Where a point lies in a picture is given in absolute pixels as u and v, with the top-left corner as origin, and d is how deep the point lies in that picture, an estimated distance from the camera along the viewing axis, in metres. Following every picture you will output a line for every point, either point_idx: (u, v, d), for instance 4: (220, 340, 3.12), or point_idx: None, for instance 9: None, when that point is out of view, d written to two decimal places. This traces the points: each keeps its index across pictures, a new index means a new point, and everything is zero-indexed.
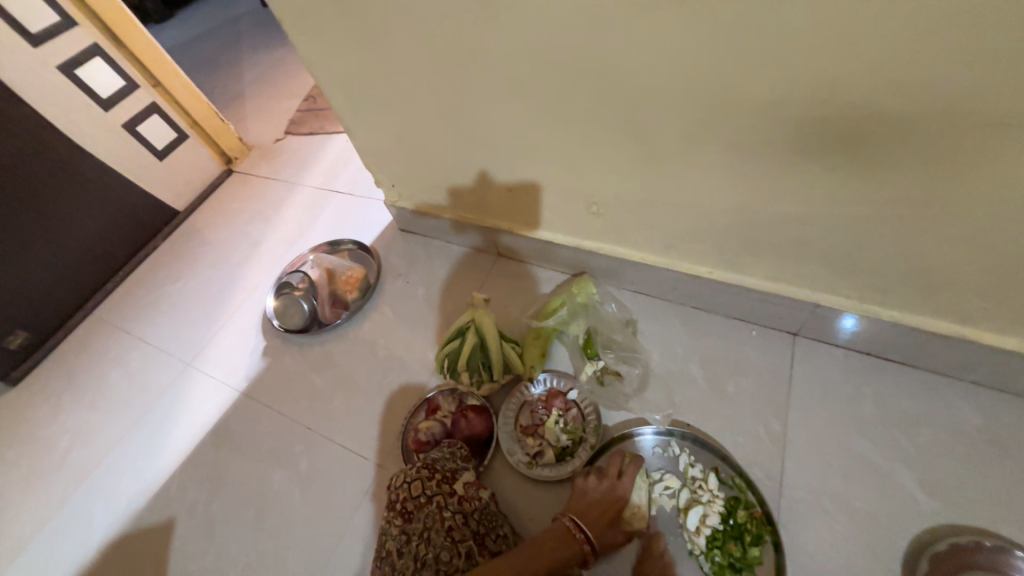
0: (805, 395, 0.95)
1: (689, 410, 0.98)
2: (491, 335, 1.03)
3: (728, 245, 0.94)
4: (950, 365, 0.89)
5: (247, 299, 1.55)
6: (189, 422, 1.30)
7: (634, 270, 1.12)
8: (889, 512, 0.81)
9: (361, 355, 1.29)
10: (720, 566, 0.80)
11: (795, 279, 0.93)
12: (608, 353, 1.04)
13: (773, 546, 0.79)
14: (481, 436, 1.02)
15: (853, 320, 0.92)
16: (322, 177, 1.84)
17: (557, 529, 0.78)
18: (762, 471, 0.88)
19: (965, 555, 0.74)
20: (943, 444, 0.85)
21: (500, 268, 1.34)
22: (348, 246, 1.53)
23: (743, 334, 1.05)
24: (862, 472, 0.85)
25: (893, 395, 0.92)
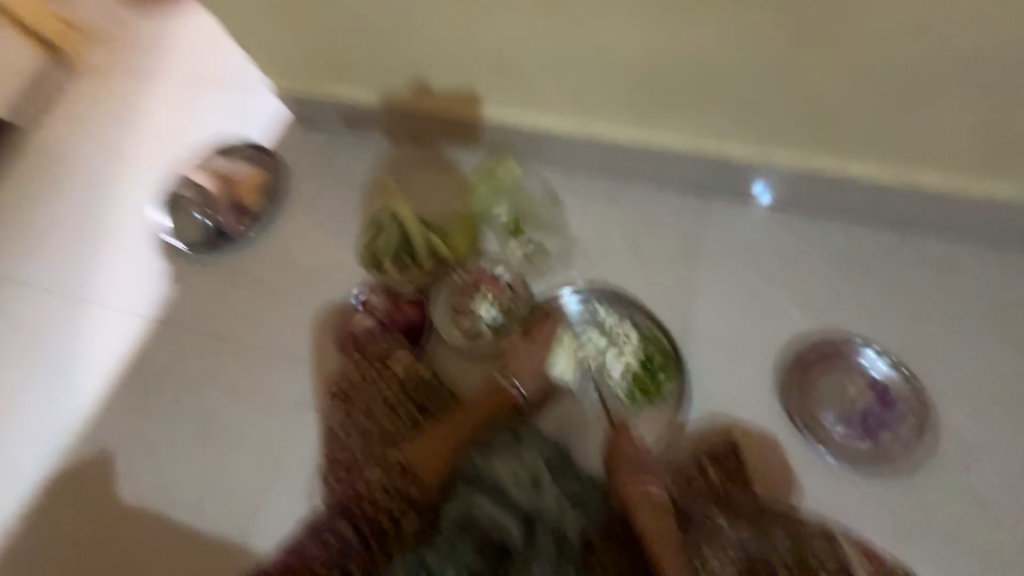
0: (712, 245, 1.03)
1: (609, 271, 1.04)
2: (411, 222, 1.01)
3: (643, 101, 0.92)
4: (832, 202, 0.99)
5: (131, 220, 1.34)
6: (98, 356, 1.19)
7: (554, 141, 1.08)
8: (772, 330, 0.95)
9: (279, 262, 1.21)
10: (636, 396, 0.90)
11: (703, 130, 0.94)
12: (531, 228, 1.07)
13: (677, 375, 0.92)
14: (416, 323, 1.03)
15: (763, 186, 1.01)
16: (188, 65, 1.51)
17: (488, 388, 0.88)
18: (672, 314, 0.99)
19: (824, 349, 0.92)
20: (819, 271, 0.99)
21: (417, 154, 1.25)
22: (237, 146, 1.32)
23: (658, 195, 1.09)
24: (753, 302, 0.98)
25: (784, 235, 1.02)
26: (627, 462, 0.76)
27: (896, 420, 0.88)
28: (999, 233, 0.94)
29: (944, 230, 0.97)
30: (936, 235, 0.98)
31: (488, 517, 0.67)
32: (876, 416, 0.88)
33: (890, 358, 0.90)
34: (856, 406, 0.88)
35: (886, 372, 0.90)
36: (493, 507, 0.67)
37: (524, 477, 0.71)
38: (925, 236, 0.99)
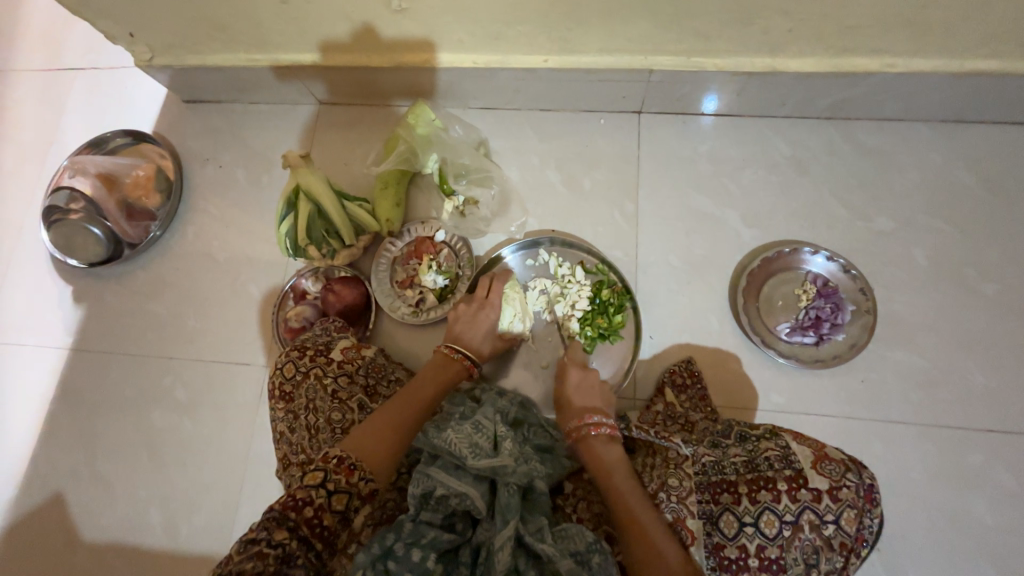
0: (652, 170, 0.98)
1: (551, 216, 0.98)
2: (323, 196, 0.89)
3: (552, 18, 0.82)
4: (767, 104, 0.94)
5: (17, 244, 1.18)
6: (21, 399, 1.08)
7: (470, 80, 0.97)
8: (722, 250, 0.93)
9: (199, 264, 1.10)
10: (593, 339, 0.88)
11: (625, 44, 0.85)
12: (462, 182, 0.96)
13: (632, 311, 0.89)
14: (356, 304, 0.95)
15: (714, 101, 0.95)
16: (40, 52, 1.29)
17: (438, 359, 0.82)
18: (620, 250, 0.95)
19: (772, 262, 0.90)
20: (761, 180, 0.95)
21: (327, 119, 1.11)
22: (120, 140, 1.17)
23: (593, 125, 1.01)
24: (701, 224, 0.95)
25: (724, 148, 0.97)
26: (572, 398, 0.80)
27: (846, 322, 0.85)
28: (936, 111, 0.91)
29: (882, 116, 0.94)
30: (875, 122, 0.95)
31: (446, 488, 0.63)
32: (827, 321, 0.84)
33: (839, 261, 0.87)
34: (806, 314, 0.85)
35: (833, 270, 0.88)
36: (449, 478, 0.63)
37: (481, 441, 0.66)
38: (863, 126, 0.95)
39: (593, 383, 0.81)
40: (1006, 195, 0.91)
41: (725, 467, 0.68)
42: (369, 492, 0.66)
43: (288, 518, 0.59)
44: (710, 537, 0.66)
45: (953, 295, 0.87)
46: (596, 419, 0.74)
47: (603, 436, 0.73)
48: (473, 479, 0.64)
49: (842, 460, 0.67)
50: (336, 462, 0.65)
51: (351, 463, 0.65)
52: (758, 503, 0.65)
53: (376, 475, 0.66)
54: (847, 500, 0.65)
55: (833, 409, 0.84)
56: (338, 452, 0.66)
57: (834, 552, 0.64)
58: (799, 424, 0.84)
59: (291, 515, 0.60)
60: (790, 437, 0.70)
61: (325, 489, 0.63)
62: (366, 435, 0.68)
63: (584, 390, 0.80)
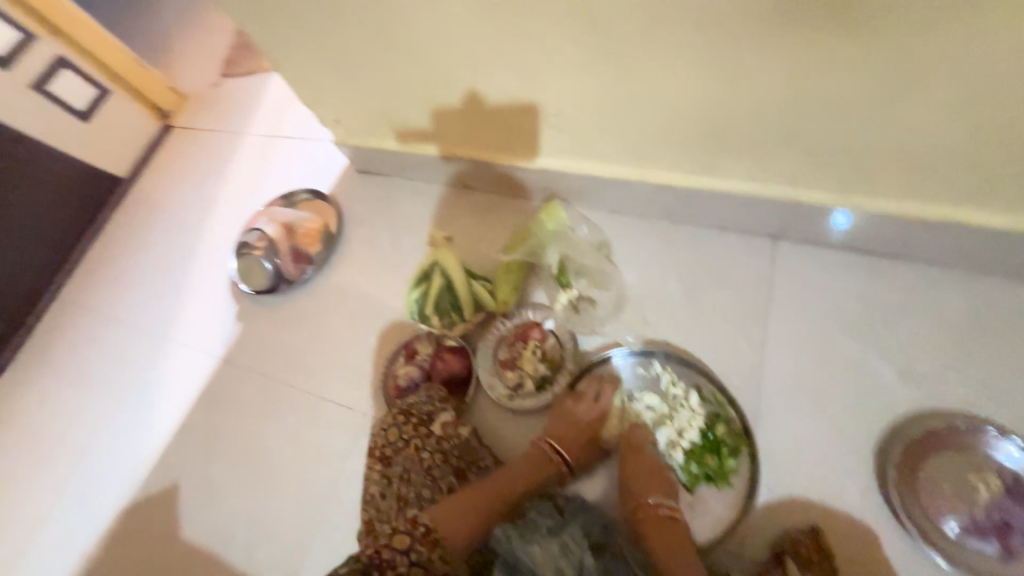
0: (784, 300, 0.92)
1: (667, 327, 0.95)
2: (457, 274, 1.00)
3: (699, 146, 0.85)
4: (937, 252, 0.85)
5: (210, 264, 1.47)
6: (175, 392, 1.29)
7: (606, 187, 1.03)
8: (868, 405, 0.82)
9: (335, 308, 1.25)
10: (696, 477, 0.82)
11: (775, 176, 0.85)
12: (580, 280, 1.00)
13: (749, 458, 0.81)
14: (460, 375, 1.01)
15: (845, 214, 0.85)
16: (268, 121, 1.66)
17: (532, 454, 0.80)
18: (740, 379, 0.88)
19: (939, 434, 0.76)
20: (920, 333, 0.84)
21: (467, 202, 1.25)
22: (304, 196, 1.43)
23: (722, 243, 0.99)
24: (842, 370, 0.85)
25: (877, 289, 0.88)
26: (630, 477, 0.80)
27: None
28: None
29: None
30: None
31: None
32: (1018, 529, 0.70)
33: None
34: (987, 515, 0.71)
35: None
36: None
37: (566, 567, 0.64)
38: None
39: (651, 470, 0.79)
40: None
41: None
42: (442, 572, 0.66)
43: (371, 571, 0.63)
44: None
45: None
46: (653, 499, 0.77)
47: (665, 519, 0.75)
48: None
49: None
50: (423, 531, 0.67)
51: (435, 536, 0.67)
52: None
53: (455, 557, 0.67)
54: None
55: None
56: (425, 519, 0.68)
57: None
58: None
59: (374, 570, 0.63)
60: None
61: (409, 557, 0.65)
62: (454, 514, 0.69)
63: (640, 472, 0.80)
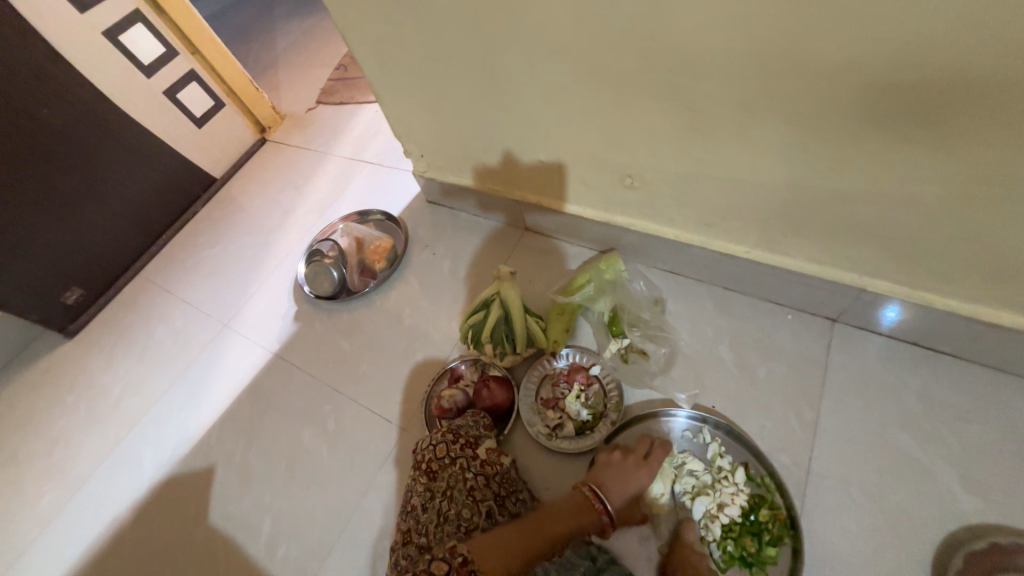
0: (842, 384, 0.91)
1: (716, 392, 0.96)
2: (516, 308, 1.03)
3: (769, 223, 0.90)
4: (1006, 360, 0.84)
5: (280, 265, 1.59)
6: (227, 379, 1.36)
7: (667, 248, 1.08)
8: (926, 506, 0.79)
9: (388, 323, 1.32)
10: (731, 557, 0.79)
11: (841, 262, 0.88)
12: (635, 331, 1.03)
13: (791, 551, 0.78)
14: (503, 407, 1.02)
15: (895, 309, 0.88)
16: (353, 146, 1.84)
17: (572, 501, 0.81)
18: (788, 457, 0.87)
19: (1010, 554, 0.69)
20: (989, 442, 0.81)
21: (527, 242, 1.33)
22: (377, 217, 1.55)
23: (777, 318, 1.01)
24: (899, 465, 0.82)
25: (940, 388, 0.87)
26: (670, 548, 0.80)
27: None
28: None
29: None
30: None
31: None
32: None
33: None
34: None
35: None
36: None
37: None
38: None
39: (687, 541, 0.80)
40: None
41: None
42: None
43: None
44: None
45: None
46: None
47: None
48: None
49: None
50: (460, 560, 0.67)
51: (471, 567, 0.67)
52: None
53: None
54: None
55: None
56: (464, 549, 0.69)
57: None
58: None
59: None
60: None
61: None
62: (492, 548, 0.70)
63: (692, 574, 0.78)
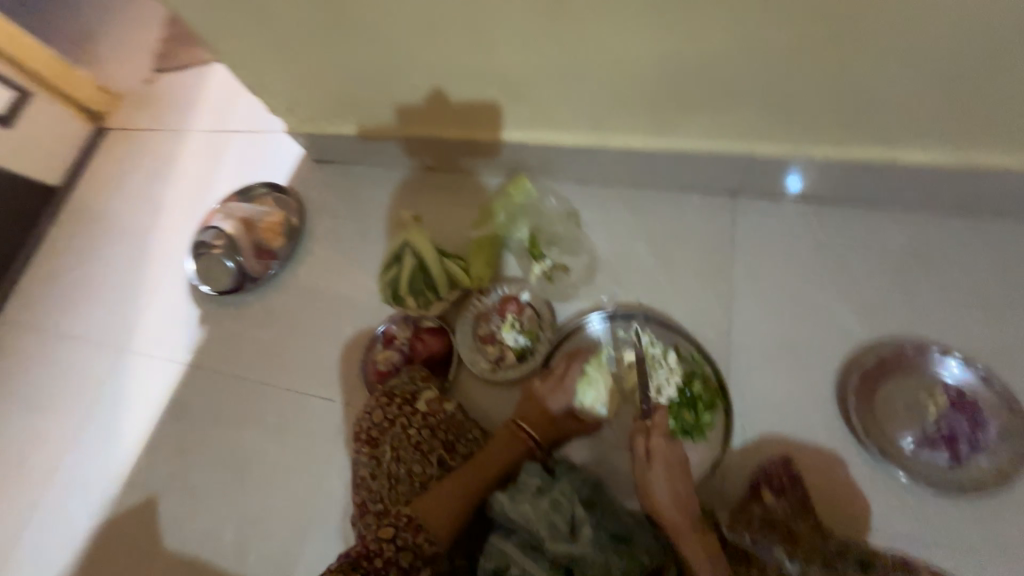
0: (749, 252, 0.96)
1: (640, 288, 0.98)
2: (430, 254, 0.97)
3: (655, 105, 0.88)
4: (878, 193, 0.90)
5: (165, 269, 1.40)
6: (141, 405, 1.23)
7: (570, 156, 1.05)
8: (829, 339, 0.86)
9: (305, 302, 1.22)
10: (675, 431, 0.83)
11: (727, 132, 0.89)
12: (553, 249, 1.01)
13: (724, 412, 0.83)
14: (440, 354, 1.01)
15: (797, 179, 0.93)
16: (212, 116, 1.57)
17: (506, 434, 0.82)
18: (712, 330, 0.92)
19: (890, 361, 0.80)
20: (875, 272, 0.90)
21: (430, 182, 1.24)
22: (262, 190, 1.36)
23: (684, 203, 1.03)
24: (802, 311, 0.90)
25: (828, 233, 0.94)
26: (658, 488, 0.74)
27: (990, 444, 0.73)
28: None
29: (1015, 212, 0.86)
30: (1011, 220, 0.88)
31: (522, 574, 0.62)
32: (965, 439, 0.74)
33: (978, 370, 0.76)
34: (936, 427, 0.75)
35: (971, 380, 0.76)
36: (526, 562, 0.63)
37: (558, 522, 0.65)
38: (987, 220, 0.88)
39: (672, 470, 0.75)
40: None
41: None
42: (431, 556, 0.67)
43: (360, 565, 0.64)
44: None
45: None
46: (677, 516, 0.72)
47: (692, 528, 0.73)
48: (548, 566, 0.63)
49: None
50: (406, 520, 0.68)
51: (418, 524, 0.68)
52: None
53: (445, 542, 0.68)
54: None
55: (974, 543, 0.71)
56: (408, 510, 0.69)
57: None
58: (930, 556, 0.71)
59: (364, 563, 0.64)
60: None
61: (395, 544, 0.66)
62: (434, 501, 0.71)
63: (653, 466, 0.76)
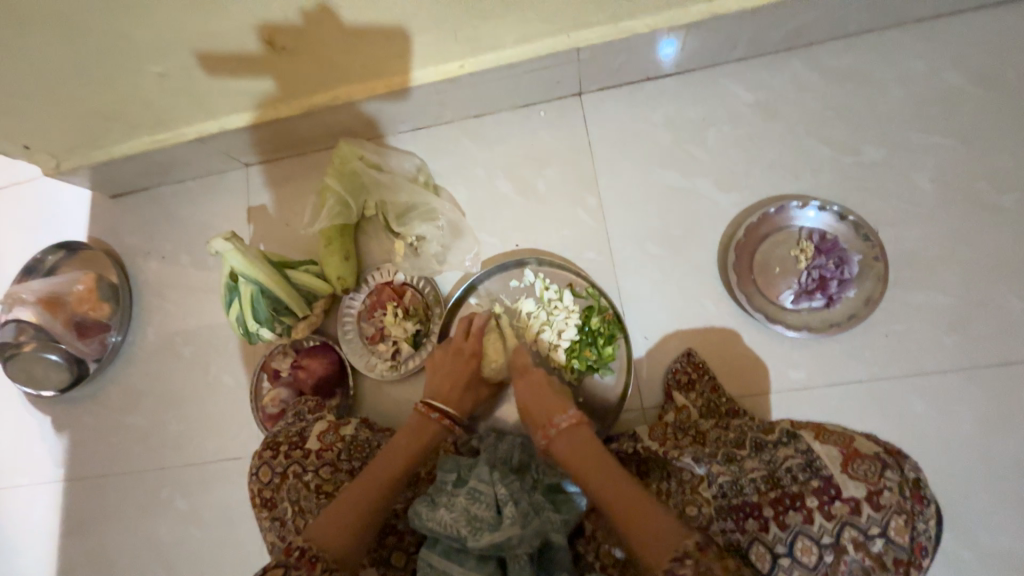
0: (608, 155, 0.89)
1: (513, 229, 0.90)
2: (261, 272, 0.82)
3: (446, 16, 0.74)
4: (715, 51, 0.83)
5: None
6: (26, 544, 1.04)
7: (389, 105, 0.89)
8: (703, 222, 0.84)
9: (168, 365, 1.05)
10: (580, 372, 0.81)
11: (539, 27, 0.77)
12: (405, 220, 0.88)
13: (624, 342, 0.81)
14: (328, 375, 0.87)
15: (670, 45, 0.81)
16: None
17: (414, 420, 0.73)
18: (593, 250, 0.87)
19: (759, 227, 0.80)
20: (727, 138, 0.85)
21: (255, 182, 1.04)
22: (54, 257, 1.09)
23: (532, 120, 0.92)
24: (673, 201, 0.85)
25: (680, 110, 0.87)
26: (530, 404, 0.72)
27: (856, 276, 0.75)
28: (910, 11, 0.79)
29: (848, 32, 0.82)
30: (842, 41, 0.83)
31: None
32: (833, 279, 0.74)
33: (833, 209, 0.77)
34: (809, 276, 0.75)
35: (829, 221, 0.78)
36: (452, 565, 0.59)
37: (480, 512, 0.61)
38: (827, 48, 0.83)
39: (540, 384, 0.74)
40: (1004, 86, 0.79)
41: (744, 487, 0.58)
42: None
43: None
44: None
45: (968, 216, 0.76)
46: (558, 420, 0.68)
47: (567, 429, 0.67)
48: (477, 561, 0.59)
49: (875, 455, 0.58)
50: (298, 554, 0.59)
51: (314, 555, 0.59)
52: (788, 527, 0.55)
53: (347, 564, 0.61)
54: (892, 505, 0.54)
55: (862, 372, 0.75)
56: (300, 541, 0.61)
57: (889, 572, 0.53)
58: (827, 397, 0.76)
59: None
60: (812, 437, 0.60)
61: None
62: (331, 523, 0.62)
63: (531, 390, 0.73)
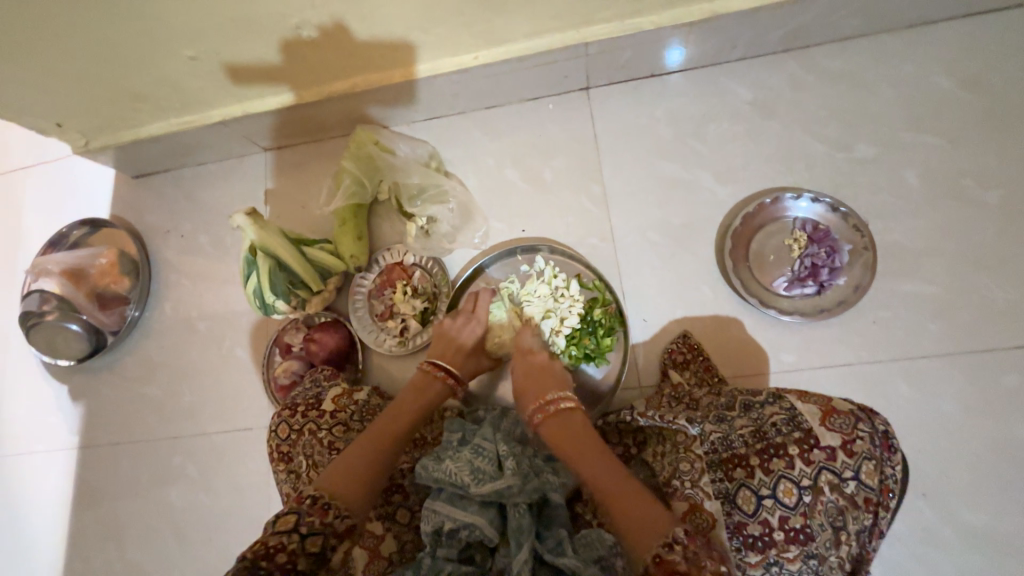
0: (612, 146, 0.93)
1: (520, 215, 0.94)
2: (282, 248, 0.86)
3: (464, 10, 0.78)
4: (716, 50, 0.88)
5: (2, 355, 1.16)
6: (40, 508, 1.08)
7: (406, 94, 0.94)
8: (701, 211, 0.88)
9: (184, 339, 1.09)
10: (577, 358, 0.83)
11: (551, 23, 0.82)
12: (418, 203, 0.92)
13: (623, 335, 0.84)
14: (339, 349, 0.91)
15: (679, 50, 0.87)
16: None
17: (419, 377, 0.78)
18: (596, 237, 0.91)
19: (754, 217, 0.84)
20: (726, 133, 0.89)
21: (273, 166, 1.09)
22: (79, 232, 1.13)
23: (541, 112, 0.96)
24: (673, 191, 0.89)
25: (682, 105, 0.91)
26: (527, 382, 0.76)
27: (845, 265, 0.79)
28: (900, 17, 0.83)
29: (842, 36, 0.86)
30: (838, 44, 0.87)
31: (453, 522, 0.61)
32: (824, 267, 0.78)
33: (825, 201, 0.81)
34: (802, 264, 0.79)
35: (820, 212, 0.82)
36: (455, 510, 0.62)
37: (482, 465, 0.64)
38: (823, 50, 0.88)
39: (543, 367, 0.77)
40: (990, 89, 0.83)
41: (733, 441, 0.61)
42: (347, 528, 0.63)
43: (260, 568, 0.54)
44: (732, 517, 0.60)
45: (954, 211, 0.80)
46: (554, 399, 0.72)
47: (562, 413, 0.70)
48: (479, 507, 0.62)
49: (851, 410, 0.62)
50: (311, 502, 0.62)
51: (328, 501, 0.62)
52: (772, 472, 0.59)
53: (357, 512, 0.64)
54: (864, 451, 0.59)
55: (851, 357, 0.79)
56: (314, 490, 0.64)
57: (859, 509, 0.59)
58: (815, 380, 0.79)
59: (263, 564, 0.55)
60: (794, 397, 0.64)
61: (299, 532, 0.58)
62: (342, 473, 0.66)
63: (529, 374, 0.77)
